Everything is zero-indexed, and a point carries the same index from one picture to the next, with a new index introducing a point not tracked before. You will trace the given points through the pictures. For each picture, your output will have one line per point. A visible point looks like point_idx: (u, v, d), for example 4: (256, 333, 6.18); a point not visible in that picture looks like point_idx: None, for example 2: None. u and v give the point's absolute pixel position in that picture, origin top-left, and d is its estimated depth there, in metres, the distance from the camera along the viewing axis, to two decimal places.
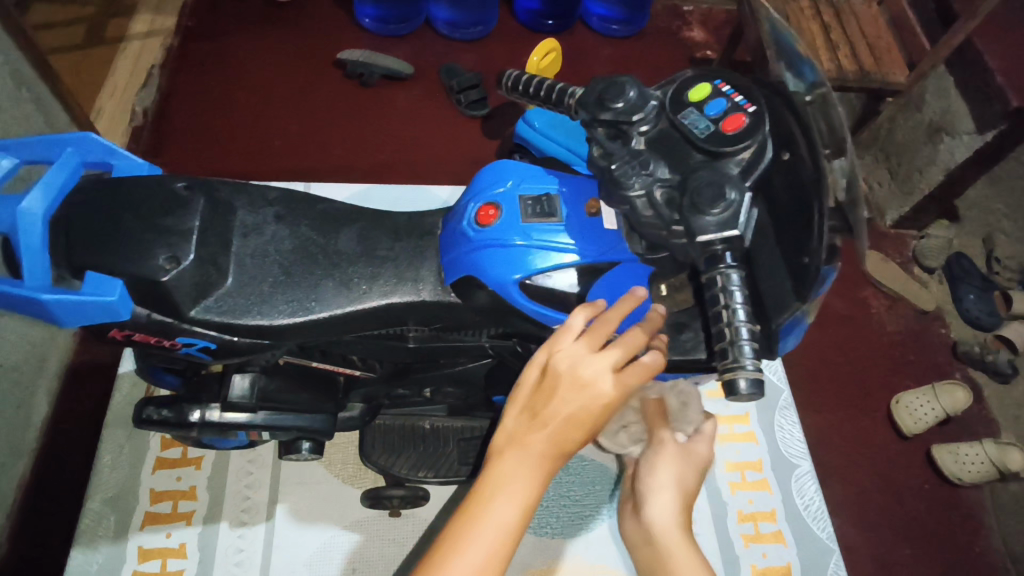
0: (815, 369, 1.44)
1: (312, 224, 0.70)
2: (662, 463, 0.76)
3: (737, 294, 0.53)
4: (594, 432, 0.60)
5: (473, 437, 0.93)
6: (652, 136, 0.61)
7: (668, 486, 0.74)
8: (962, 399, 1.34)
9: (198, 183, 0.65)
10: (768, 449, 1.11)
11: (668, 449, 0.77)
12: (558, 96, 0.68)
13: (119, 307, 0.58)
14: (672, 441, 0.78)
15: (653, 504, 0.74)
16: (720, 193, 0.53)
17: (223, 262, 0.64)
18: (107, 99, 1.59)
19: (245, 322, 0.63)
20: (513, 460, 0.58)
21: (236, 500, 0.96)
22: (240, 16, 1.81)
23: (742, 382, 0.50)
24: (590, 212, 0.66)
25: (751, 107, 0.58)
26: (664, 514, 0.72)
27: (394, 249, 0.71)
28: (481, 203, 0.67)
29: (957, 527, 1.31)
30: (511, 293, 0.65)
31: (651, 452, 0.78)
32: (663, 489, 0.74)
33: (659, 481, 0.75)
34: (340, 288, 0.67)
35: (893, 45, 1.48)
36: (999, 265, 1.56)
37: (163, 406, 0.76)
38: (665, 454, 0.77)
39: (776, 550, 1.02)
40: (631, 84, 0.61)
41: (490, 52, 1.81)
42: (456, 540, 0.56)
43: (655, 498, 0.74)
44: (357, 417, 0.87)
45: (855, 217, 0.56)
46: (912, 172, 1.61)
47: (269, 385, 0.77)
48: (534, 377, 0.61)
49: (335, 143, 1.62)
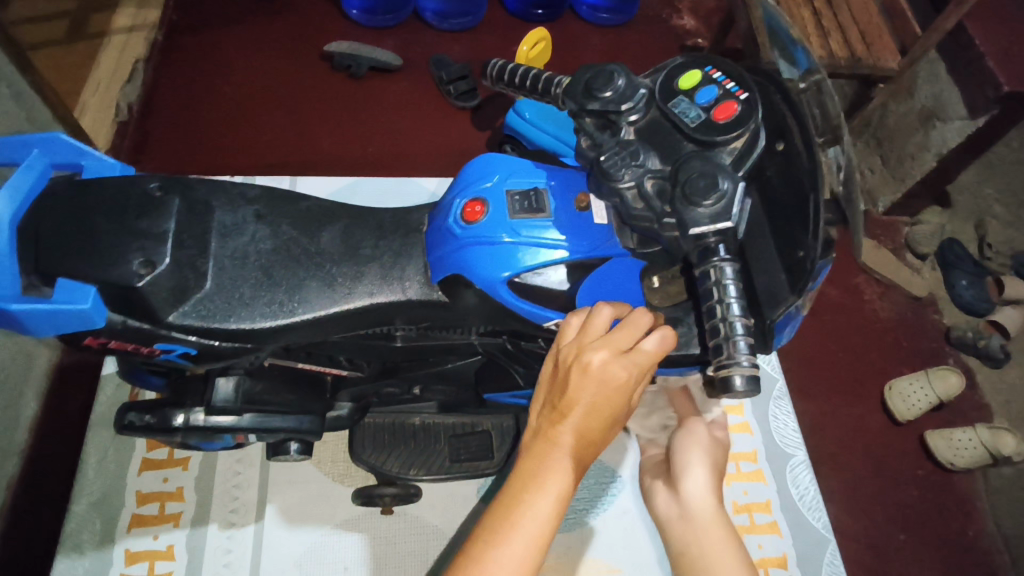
0: (808, 357, 1.44)
1: (293, 223, 0.68)
2: (696, 441, 0.77)
3: (731, 288, 0.51)
4: (615, 417, 0.61)
5: (464, 434, 0.91)
6: (642, 126, 0.59)
7: (701, 462, 0.75)
8: (955, 384, 1.34)
9: (172, 184, 0.63)
10: (763, 440, 1.10)
11: (700, 430, 0.79)
12: (544, 86, 0.66)
13: (94, 315, 0.56)
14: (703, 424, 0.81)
15: (689, 478, 0.73)
16: (712, 183, 0.52)
17: (201, 264, 0.62)
18: (90, 95, 1.55)
19: (224, 327, 0.61)
20: (543, 452, 0.61)
21: (225, 501, 0.95)
22: (223, 9, 1.78)
23: (737, 379, 0.48)
24: (578, 206, 0.64)
25: (742, 94, 0.56)
26: (700, 491, 0.72)
27: (378, 247, 0.69)
28: (467, 199, 0.65)
29: (951, 512, 1.31)
30: (499, 292, 0.64)
31: (685, 431, 0.79)
32: (699, 464, 0.74)
33: (694, 457, 0.75)
34: (323, 288, 0.65)
35: (884, 30, 1.46)
36: (990, 251, 1.55)
37: (145, 411, 0.74)
38: (698, 435, 0.78)
39: (772, 541, 1.01)
40: (619, 72, 0.60)
41: (478, 42, 1.79)
42: (500, 533, 0.58)
43: (692, 473, 0.73)
44: (346, 416, 0.84)
45: (851, 210, 0.53)
46: (906, 159, 1.59)
47: (253, 388, 0.75)
48: (548, 373, 0.63)
49: (322, 136, 1.59)
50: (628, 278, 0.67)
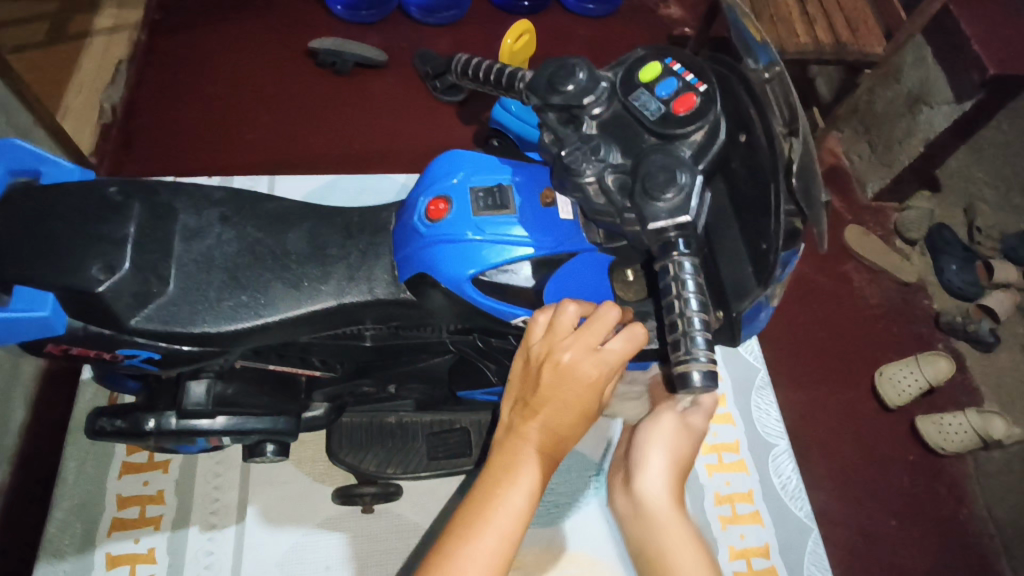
0: (797, 345, 1.44)
1: (259, 225, 0.67)
2: (660, 430, 0.69)
3: (689, 283, 0.51)
4: (587, 412, 0.61)
5: (442, 431, 0.91)
6: (604, 120, 0.59)
7: (663, 453, 0.68)
8: (945, 369, 1.33)
9: (133, 188, 0.63)
10: (745, 430, 1.10)
11: (668, 414, 0.70)
12: (509, 80, 0.65)
13: (53, 322, 0.56)
14: (672, 408, 0.71)
15: (646, 472, 0.67)
16: (672, 176, 0.51)
17: (164, 269, 0.62)
18: (73, 98, 1.56)
19: (187, 331, 0.61)
20: (515, 448, 0.61)
21: (205, 503, 0.95)
22: (205, 7, 1.76)
23: (695, 374, 0.48)
24: (544, 202, 0.64)
25: (701, 86, 0.56)
26: (657, 489, 0.66)
27: (344, 248, 0.68)
28: (431, 197, 0.64)
29: (942, 496, 1.31)
30: (465, 290, 0.64)
31: (650, 416, 0.71)
32: (659, 456, 0.67)
33: (653, 449, 0.68)
34: (288, 289, 0.65)
35: (870, 16, 1.45)
36: (980, 235, 1.54)
37: (115, 416, 0.74)
38: (665, 422, 0.70)
39: (754, 531, 1.02)
40: (581, 66, 0.59)
41: (464, 36, 1.77)
42: (471, 529, 0.57)
43: (650, 469, 0.67)
44: (322, 416, 0.85)
45: (811, 205, 0.52)
46: (893, 145, 1.60)
47: (226, 391, 0.75)
48: (519, 369, 0.63)
49: (307, 133, 1.58)
50: (595, 274, 0.67)
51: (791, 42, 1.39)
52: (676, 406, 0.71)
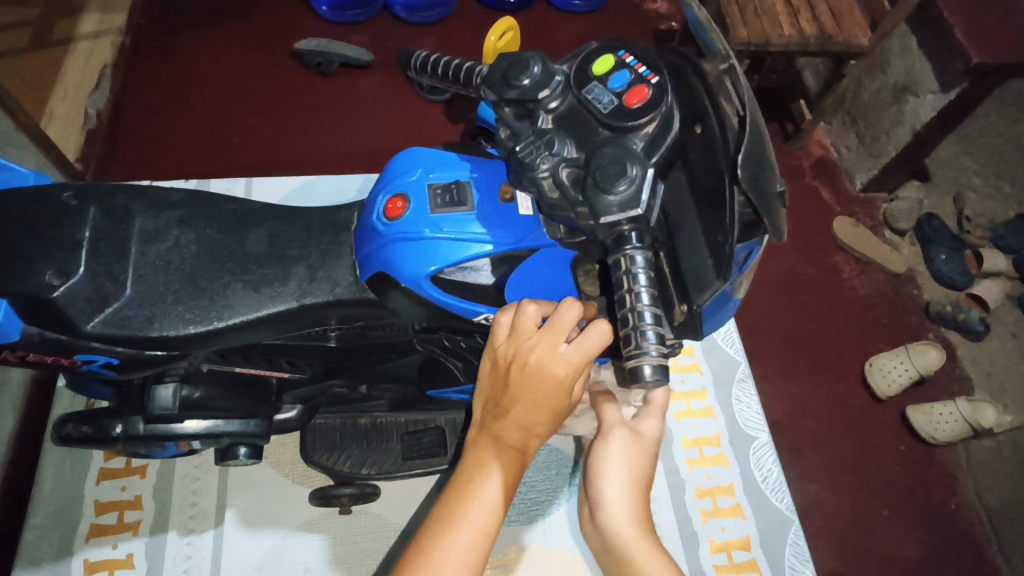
0: (786, 337, 1.43)
1: (218, 226, 0.67)
2: (609, 457, 0.68)
3: (641, 276, 0.50)
4: (558, 410, 0.60)
5: (418, 431, 0.91)
6: (560, 113, 0.58)
7: (619, 478, 0.67)
8: (935, 358, 1.34)
9: (88, 191, 0.63)
10: (726, 423, 1.10)
11: (613, 437, 0.69)
12: (466, 76, 0.65)
13: (7, 328, 0.56)
14: (619, 426, 0.70)
15: (606, 501, 0.66)
16: (622, 169, 0.51)
17: (120, 272, 0.61)
18: (58, 104, 1.51)
19: (146, 334, 0.61)
20: (487, 445, 0.62)
21: (183, 507, 0.95)
22: (188, 9, 1.76)
23: (646, 368, 0.47)
24: (502, 199, 0.63)
25: (654, 78, 0.55)
26: (620, 515, 0.65)
27: (305, 248, 0.68)
28: (390, 195, 0.64)
29: (933, 485, 1.31)
30: (424, 287, 0.63)
31: (597, 443, 0.70)
32: (615, 483, 0.66)
33: (607, 476, 0.67)
34: (249, 291, 0.65)
35: (854, 6, 1.45)
36: (969, 224, 1.52)
37: (82, 423, 0.74)
38: (614, 444, 0.69)
39: (735, 524, 1.02)
40: (536, 60, 0.58)
41: (449, 34, 1.77)
42: (447, 524, 0.59)
43: (609, 499, 0.66)
44: (296, 419, 0.84)
45: (762, 193, 0.52)
46: (881, 135, 1.58)
47: (194, 394, 0.74)
48: (488, 368, 0.63)
49: (292, 135, 1.58)
50: (556, 271, 0.66)
51: (775, 34, 1.38)
52: (620, 427, 0.70)
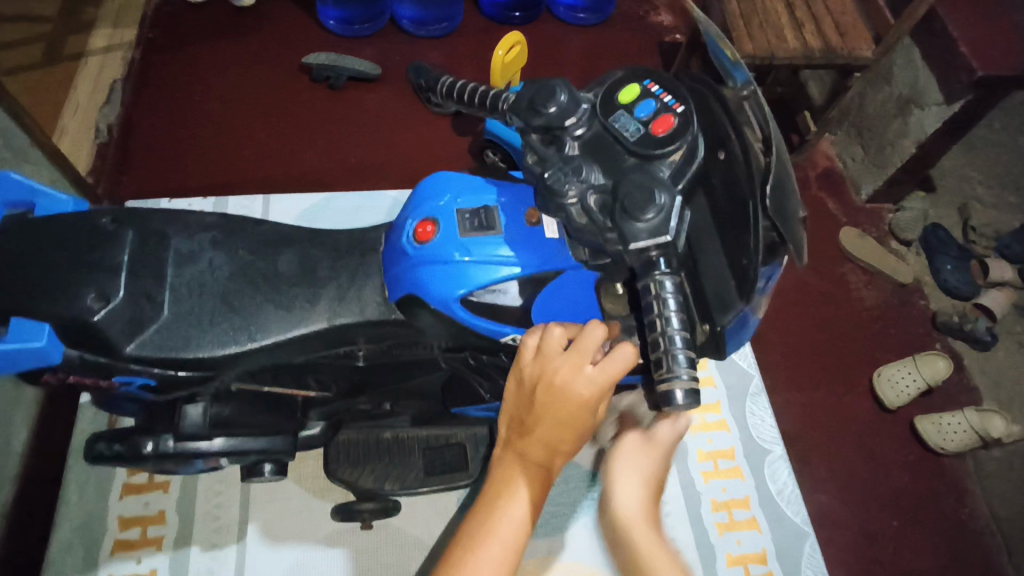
0: (796, 348, 1.44)
1: (250, 249, 0.69)
2: (627, 458, 0.69)
3: (670, 301, 0.52)
4: (583, 430, 0.62)
5: (439, 446, 0.92)
6: (586, 140, 0.60)
7: (631, 476, 0.68)
8: (943, 369, 1.35)
9: (125, 216, 0.65)
10: (740, 437, 1.11)
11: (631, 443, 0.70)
12: (492, 102, 0.66)
13: (49, 352, 0.57)
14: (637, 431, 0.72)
15: (617, 491, 0.67)
16: (651, 197, 0.52)
17: (157, 295, 0.63)
18: (70, 118, 1.56)
19: (184, 356, 0.62)
20: (514, 465, 0.63)
21: (206, 523, 0.96)
22: (201, 24, 1.78)
23: (677, 392, 0.49)
24: (529, 222, 0.65)
25: (679, 107, 0.57)
26: (630, 506, 0.66)
27: (335, 269, 0.70)
28: (419, 219, 0.66)
29: (943, 496, 1.31)
30: (453, 309, 0.65)
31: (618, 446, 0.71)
32: (628, 479, 0.68)
33: (620, 474, 0.68)
34: (280, 312, 0.66)
35: (858, 19, 1.47)
36: (975, 234, 1.54)
37: (114, 440, 0.76)
38: (629, 446, 0.70)
39: (751, 537, 1.02)
40: (562, 87, 0.60)
41: (457, 48, 1.79)
42: (474, 541, 0.61)
43: (620, 487, 0.67)
44: (319, 435, 0.88)
45: (785, 221, 0.54)
46: (886, 146, 1.61)
47: (222, 412, 0.75)
48: (514, 388, 0.64)
49: (305, 149, 1.60)
50: (581, 290, 0.68)
51: (781, 47, 1.40)
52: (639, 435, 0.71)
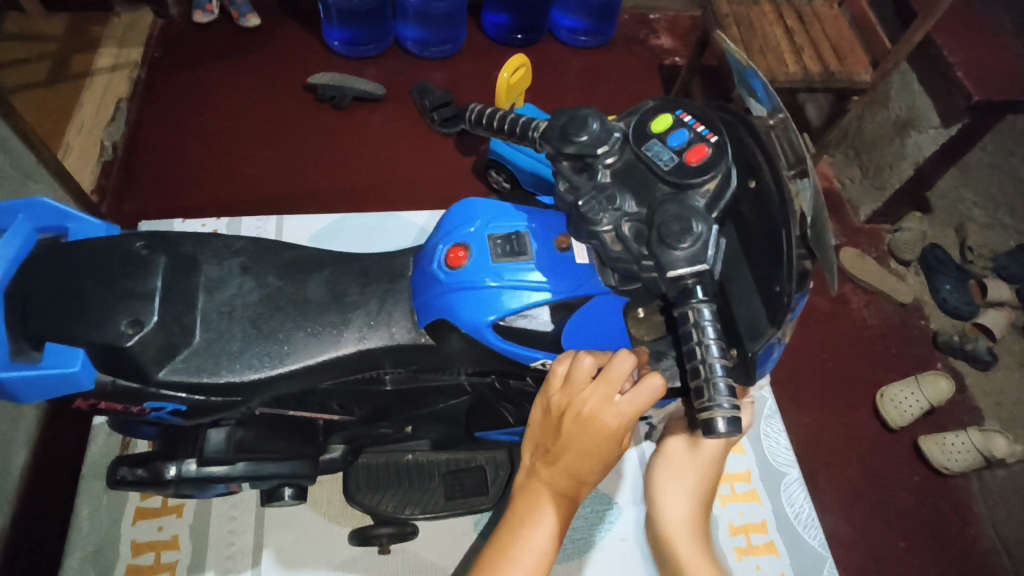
0: (802, 368, 1.45)
1: (278, 273, 0.70)
2: (679, 471, 0.71)
3: (709, 329, 0.52)
4: (608, 459, 0.62)
5: (459, 470, 0.92)
6: (618, 168, 0.61)
7: (678, 488, 0.70)
8: (945, 389, 1.36)
9: (158, 242, 0.65)
10: (756, 460, 1.11)
11: (690, 459, 0.71)
12: (521, 130, 0.66)
13: (81, 377, 0.58)
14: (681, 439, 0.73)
15: (666, 504, 0.69)
16: (687, 226, 0.53)
17: (187, 320, 0.64)
18: (75, 136, 1.58)
19: (214, 381, 0.62)
20: (537, 493, 0.64)
21: (220, 548, 0.94)
22: (208, 43, 1.80)
23: (719, 421, 0.50)
24: (560, 248, 0.66)
25: (712, 137, 0.58)
26: (677, 520, 0.68)
27: (364, 294, 0.70)
28: (450, 245, 0.67)
29: (949, 517, 1.31)
30: (485, 335, 0.65)
31: (666, 464, 0.72)
32: (677, 492, 0.70)
33: (669, 486, 0.70)
34: (310, 337, 0.67)
35: (855, 45, 1.50)
36: (972, 253, 1.56)
37: (137, 465, 0.75)
38: (672, 456, 0.72)
39: (769, 562, 1.02)
40: (594, 117, 0.61)
41: (460, 69, 1.82)
42: (496, 569, 0.61)
43: (668, 499, 0.69)
44: (339, 458, 0.86)
45: (821, 247, 0.55)
46: (883, 168, 1.63)
47: (246, 437, 0.75)
48: (539, 416, 0.64)
49: (312, 169, 1.60)
50: (611, 314, 0.69)
51: (780, 71, 1.43)
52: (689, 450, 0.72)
